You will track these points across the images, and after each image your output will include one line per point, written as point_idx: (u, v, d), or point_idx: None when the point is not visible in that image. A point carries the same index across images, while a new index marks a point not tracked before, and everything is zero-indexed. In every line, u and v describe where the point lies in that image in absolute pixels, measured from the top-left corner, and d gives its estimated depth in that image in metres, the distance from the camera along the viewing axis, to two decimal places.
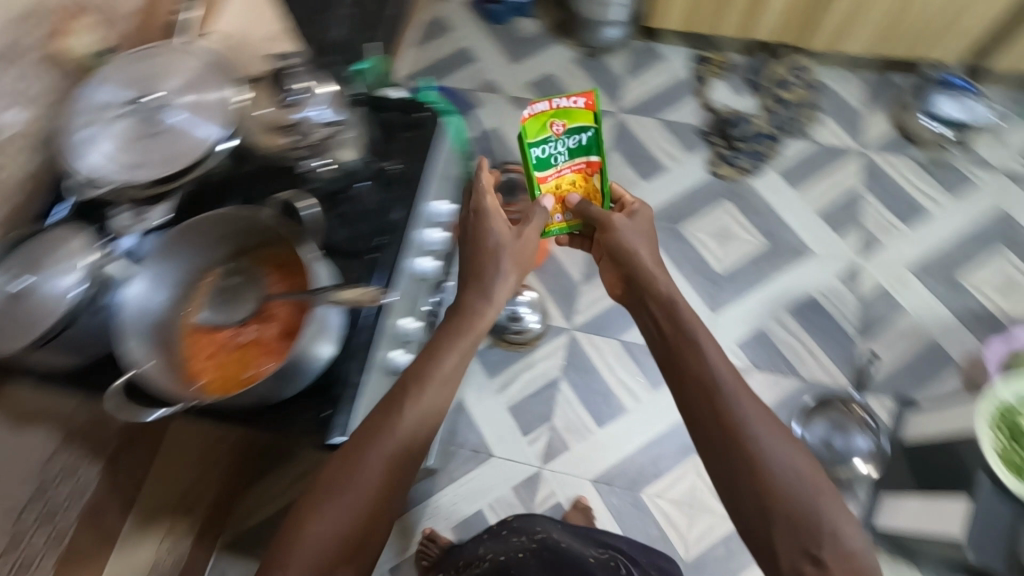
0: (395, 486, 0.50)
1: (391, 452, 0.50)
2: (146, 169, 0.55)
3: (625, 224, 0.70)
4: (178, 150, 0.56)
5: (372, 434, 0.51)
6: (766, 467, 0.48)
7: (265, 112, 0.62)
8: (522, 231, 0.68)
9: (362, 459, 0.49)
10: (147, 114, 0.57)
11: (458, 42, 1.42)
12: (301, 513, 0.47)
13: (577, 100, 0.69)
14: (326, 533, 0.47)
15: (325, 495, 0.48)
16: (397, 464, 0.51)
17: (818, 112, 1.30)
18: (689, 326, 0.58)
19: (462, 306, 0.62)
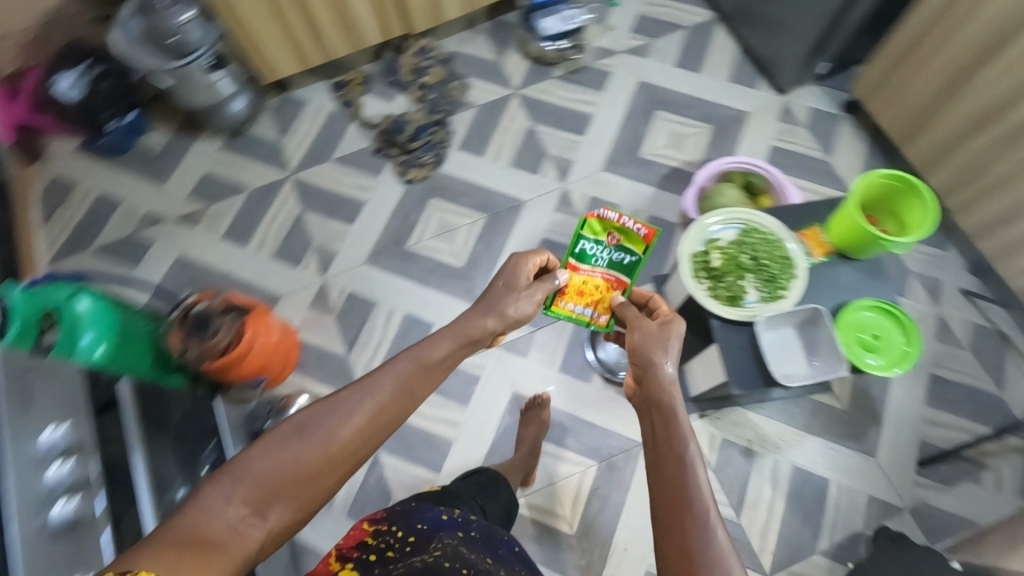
0: (381, 433, 0.66)
1: (395, 398, 0.67)
2: None
3: (650, 332, 0.81)
4: None
5: (386, 385, 0.67)
6: (677, 484, 0.64)
7: None
8: (539, 283, 0.86)
9: (375, 400, 0.66)
10: None
11: (316, 112, 1.60)
12: (330, 413, 0.63)
13: (639, 230, 0.93)
14: (326, 441, 0.62)
15: (348, 399, 0.64)
16: (391, 408, 0.66)
17: (579, 115, 1.55)
18: (665, 398, 0.72)
19: (463, 336, 0.76)
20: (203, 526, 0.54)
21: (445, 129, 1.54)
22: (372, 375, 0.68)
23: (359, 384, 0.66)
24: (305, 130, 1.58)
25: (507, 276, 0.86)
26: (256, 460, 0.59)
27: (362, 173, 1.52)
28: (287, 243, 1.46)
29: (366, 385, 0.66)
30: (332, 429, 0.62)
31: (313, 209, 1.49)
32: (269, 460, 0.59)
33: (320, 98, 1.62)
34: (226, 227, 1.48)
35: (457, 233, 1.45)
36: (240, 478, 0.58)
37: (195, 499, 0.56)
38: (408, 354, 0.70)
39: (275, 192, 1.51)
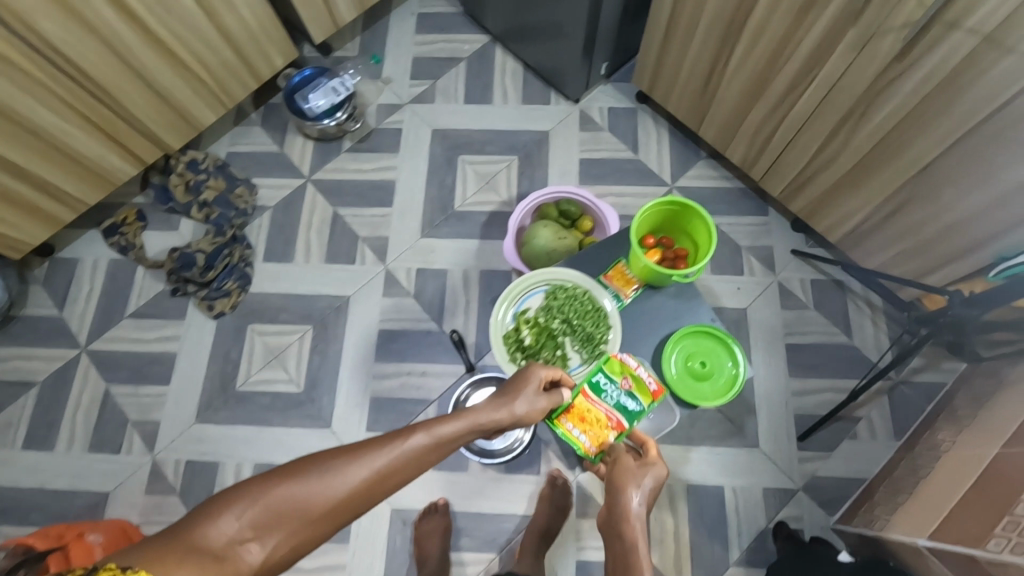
0: (385, 491, 0.56)
1: (413, 466, 0.58)
2: None
3: (625, 466, 0.76)
4: None
5: (412, 451, 0.57)
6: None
7: None
8: (545, 398, 0.74)
9: (399, 464, 0.56)
10: None
11: (92, 268, 1.41)
12: (350, 461, 0.54)
13: (651, 384, 0.86)
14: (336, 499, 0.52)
15: (378, 449, 0.55)
16: (401, 475, 0.57)
17: (375, 186, 1.44)
18: (631, 530, 0.67)
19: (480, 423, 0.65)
20: (203, 537, 0.48)
21: (242, 244, 1.39)
22: (406, 435, 0.57)
23: (390, 436, 0.57)
24: (88, 293, 1.39)
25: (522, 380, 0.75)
26: (269, 496, 0.51)
27: (163, 322, 1.35)
28: (99, 430, 1.28)
29: (394, 443, 0.57)
30: (346, 491, 0.53)
31: (119, 382, 1.31)
32: (275, 506, 0.51)
33: (94, 251, 1.43)
34: (24, 434, 1.28)
35: (286, 355, 1.32)
36: (258, 496, 0.50)
37: (201, 513, 0.50)
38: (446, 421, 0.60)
39: (70, 375, 1.32)
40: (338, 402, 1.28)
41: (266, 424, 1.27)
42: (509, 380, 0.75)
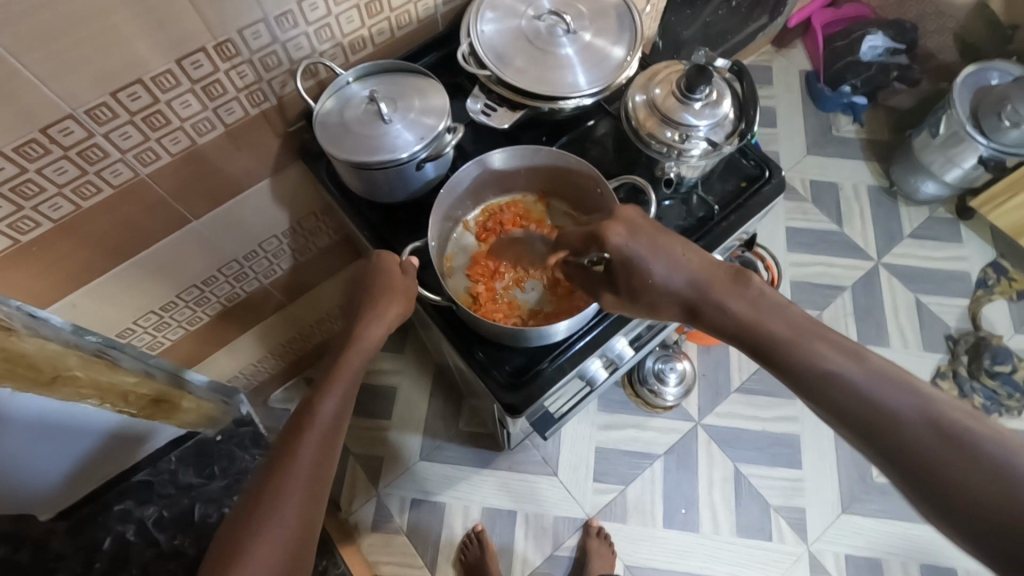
0: (313, 492, 0.52)
1: (335, 430, 0.55)
2: (542, 39, 0.67)
3: (394, 271, 0.60)
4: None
5: (307, 423, 0.54)
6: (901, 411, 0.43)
7: (653, 106, 0.60)
8: (534, 354, 0.64)
9: (289, 457, 0.52)
10: (534, 5, 0.69)
11: (956, 254, 1.46)
12: (258, 485, 0.51)
13: None
14: (246, 529, 0.48)
15: (283, 472, 0.51)
16: (313, 468, 0.53)
17: None
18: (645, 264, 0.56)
19: (366, 343, 0.59)
20: (250, 543, 0.48)
21: (1020, 407, 1.32)
22: (304, 419, 0.54)
23: (295, 433, 0.53)
24: (932, 256, 1.46)
25: (371, 275, 0.61)
26: (256, 499, 0.50)
27: (915, 329, 1.40)
28: (810, 285, 1.44)
29: (303, 427, 0.54)
30: (288, 517, 0.50)
31: (852, 298, 1.42)
32: (249, 508, 0.50)
33: (975, 256, 1.46)
34: (799, 224, 1.50)
35: None
36: (249, 506, 0.50)
37: (251, 505, 0.50)
38: (323, 376, 0.57)
39: (854, 254, 1.47)
40: (870, 523, 1.22)
41: (836, 442, 1.28)
42: (358, 271, 0.63)
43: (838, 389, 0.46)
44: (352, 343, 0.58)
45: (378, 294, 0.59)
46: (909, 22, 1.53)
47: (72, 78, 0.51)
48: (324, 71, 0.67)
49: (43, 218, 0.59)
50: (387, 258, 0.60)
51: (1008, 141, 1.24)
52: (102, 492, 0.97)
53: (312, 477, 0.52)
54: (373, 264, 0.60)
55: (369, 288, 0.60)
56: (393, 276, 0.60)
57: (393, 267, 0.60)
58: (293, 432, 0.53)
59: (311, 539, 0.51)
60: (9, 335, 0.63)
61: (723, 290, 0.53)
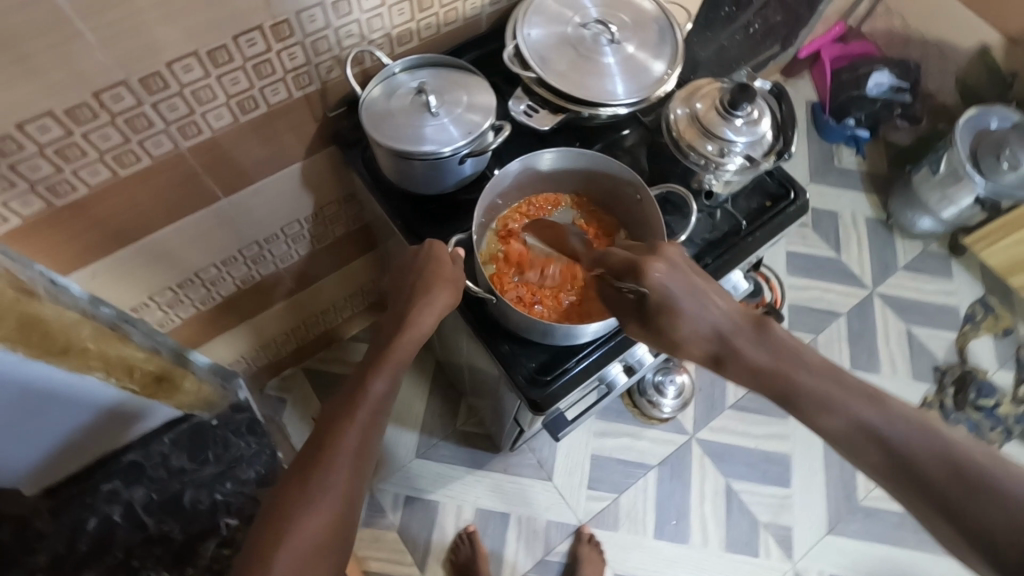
0: (359, 469, 0.52)
1: (383, 410, 0.55)
2: (586, 46, 0.69)
3: (444, 260, 0.60)
4: (620, 9, 0.72)
5: (357, 402, 0.54)
6: (840, 417, 0.48)
7: (694, 120, 0.62)
8: (560, 353, 0.65)
9: (339, 433, 0.52)
10: (579, 13, 0.70)
11: (946, 288, 1.51)
12: (307, 458, 0.51)
13: None
14: (294, 499, 0.49)
15: (333, 448, 0.52)
16: (361, 446, 0.53)
17: None
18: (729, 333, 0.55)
19: (418, 329, 0.58)
20: (299, 514, 0.48)
21: (1001, 439, 1.36)
22: (354, 397, 0.55)
23: (345, 410, 0.54)
24: (924, 288, 1.51)
25: (424, 261, 0.61)
26: (306, 471, 0.50)
27: (905, 358, 1.44)
28: (806, 309, 1.47)
29: (355, 404, 0.54)
30: (336, 492, 0.50)
31: (846, 325, 1.46)
32: (299, 479, 0.50)
33: (964, 291, 1.51)
34: (799, 249, 1.54)
35: None
36: (299, 478, 0.50)
37: (300, 477, 0.50)
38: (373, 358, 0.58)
39: (850, 282, 1.50)
40: (853, 544, 1.24)
41: (824, 463, 1.31)
42: (403, 258, 0.63)
43: (789, 388, 0.51)
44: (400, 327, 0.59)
45: (429, 280, 0.59)
46: (914, 62, 1.59)
47: (131, 45, 0.51)
48: (369, 60, 0.68)
49: (81, 183, 0.58)
50: (437, 247, 0.61)
51: (1005, 183, 1.31)
52: (94, 471, 0.95)
53: (360, 454, 0.52)
54: (424, 251, 0.61)
55: (418, 273, 0.60)
56: (443, 264, 0.60)
57: (444, 257, 0.60)
58: (344, 408, 0.54)
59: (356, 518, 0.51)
60: (30, 299, 0.61)
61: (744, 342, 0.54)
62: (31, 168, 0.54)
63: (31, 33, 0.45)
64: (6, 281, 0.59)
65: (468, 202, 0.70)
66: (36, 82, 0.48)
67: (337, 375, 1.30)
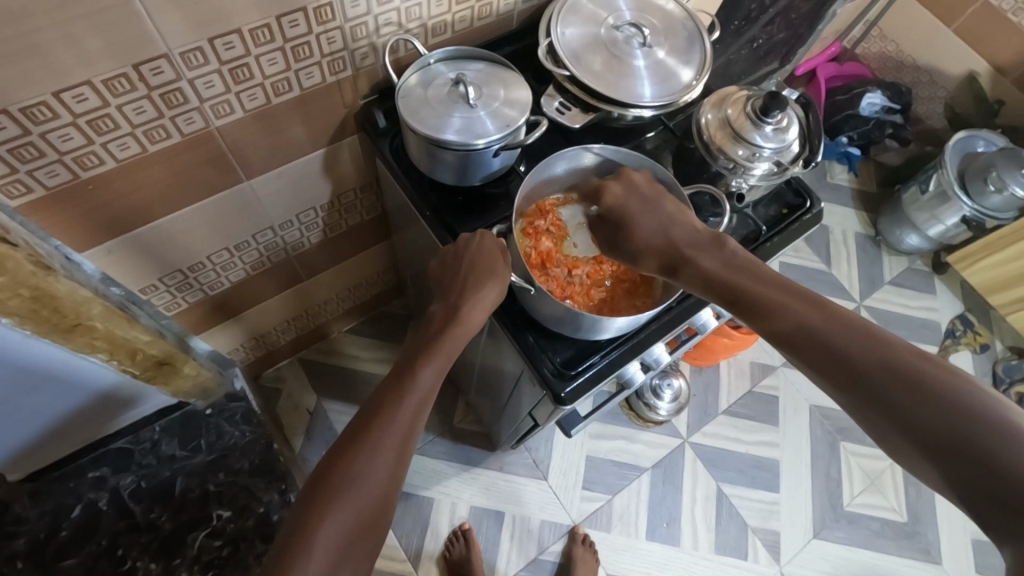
0: (403, 456, 0.52)
1: (427, 400, 0.55)
2: (617, 48, 0.70)
3: (492, 255, 0.60)
4: (650, 14, 0.73)
5: (404, 388, 0.54)
6: (869, 365, 0.46)
7: (724, 123, 0.64)
8: (580, 346, 0.66)
9: (386, 418, 0.52)
10: (611, 16, 0.72)
11: (929, 305, 1.57)
12: (352, 438, 0.51)
13: None
14: (337, 478, 0.49)
15: (379, 431, 0.51)
16: (405, 432, 0.53)
17: None
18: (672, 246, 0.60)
19: (469, 325, 0.59)
20: (340, 494, 0.48)
21: None
22: (402, 382, 0.55)
23: (393, 394, 0.54)
24: (908, 304, 1.56)
25: (474, 255, 0.61)
26: (350, 451, 0.50)
27: None
28: None
29: (402, 391, 0.54)
30: (377, 477, 0.49)
31: None
32: (344, 458, 0.50)
33: (945, 308, 1.57)
34: (792, 261, 1.57)
35: (873, 492, 1.33)
36: (343, 454, 0.50)
37: (343, 455, 0.50)
38: (422, 346, 0.58)
39: (839, 294, 1.55)
40: (837, 549, 1.28)
41: (812, 470, 1.34)
42: (446, 249, 0.63)
43: (810, 335, 0.50)
44: (450, 317, 0.59)
45: (480, 274, 0.60)
46: (906, 85, 1.65)
47: (178, 18, 0.50)
48: (403, 49, 0.68)
49: (109, 156, 0.57)
50: (487, 240, 0.61)
51: (989, 205, 1.36)
52: (82, 454, 0.92)
53: (404, 440, 0.52)
54: (474, 243, 0.61)
55: (467, 267, 0.60)
56: (494, 259, 0.60)
57: (495, 251, 0.61)
58: (391, 392, 0.54)
59: (392, 504, 0.50)
60: (48, 274, 0.60)
61: (700, 251, 0.59)
62: (61, 138, 0.52)
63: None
64: (27, 255, 0.57)
65: (495, 195, 0.70)
66: (80, 49, 0.47)
67: (334, 368, 1.29)
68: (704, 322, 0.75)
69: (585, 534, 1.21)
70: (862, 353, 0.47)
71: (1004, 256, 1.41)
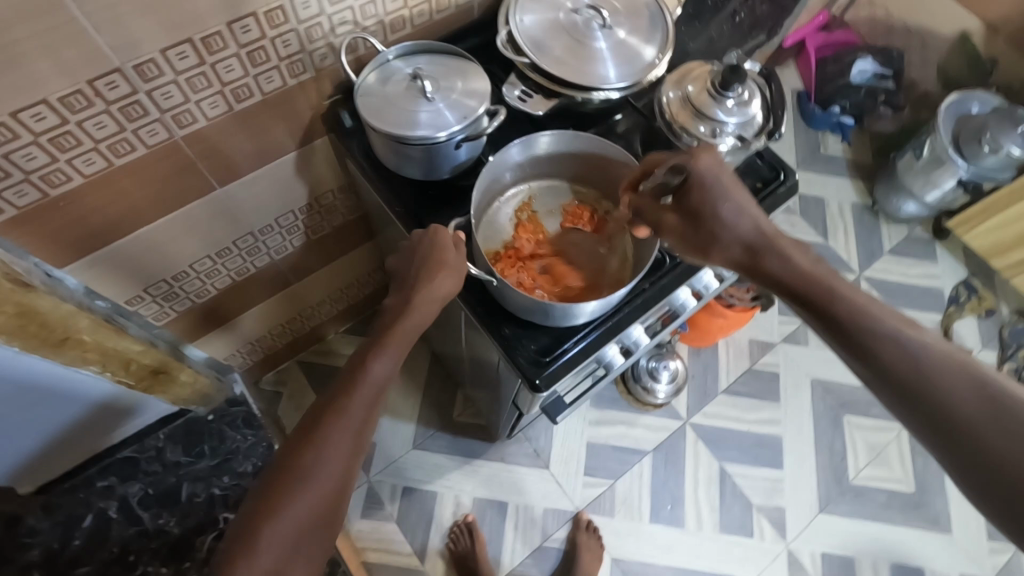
0: (354, 451, 0.54)
1: (381, 390, 0.57)
2: (578, 31, 0.69)
3: (442, 247, 0.61)
4: None
5: (355, 383, 0.55)
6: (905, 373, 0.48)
7: (686, 101, 0.63)
8: (556, 334, 0.66)
9: (336, 413, 0.53)
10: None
11: (931, 272, 1.54)
12: (304, 435, 0.53)
13: None
14: (288, 476, 0.50)
15: (328, 427, 0.53)
16: (356, 427, 0.54)
17: None
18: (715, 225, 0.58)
19: (419, 314, 0.59)
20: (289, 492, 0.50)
21: None
22: (354, 376, 0.56)
23: (344, 388, 0.55)
24: (908, 272, 1.54)
25: (430, 246, 0.61)
26: (300, 449, 0.52)
27: None
28: None
29: (353, 383, 0.55)
30: (326, 474, 0.51)
31: None
32: (294, 456, 0.51)
33: (947, 274, 1.54)
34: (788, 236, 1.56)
35: (879, 464, 1.32)
36: (293, 453, 0.51)
37: (293, 453, 0.52)
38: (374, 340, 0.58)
39: (838, 267, 1.53)
40: (844, 523, 1.27)
41: (815, 446, 1.33)
42: (405, 244, 0.64)
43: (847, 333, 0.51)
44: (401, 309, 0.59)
45: (429, 266, 0.60)
46: (896, 50, 1.62)
47: (128, 30, 0.51)
48: (363, 48, 0.68)
49: (76, 173, 0.58)
50: (439, 234, 0.61)
51: (985, 165, 1.33)
52: (87, 466, 0.94)
53: (355, 434, 0.54)
54: (426, 237, 0.62)
55: (418, 260, 0.61)
56: (447, 250, 0.61)
57: (446, 242, 0.61)
58: (343, 387, 0.55)
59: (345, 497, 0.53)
60: (29, 290, 0.61)
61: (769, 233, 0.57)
62: (26, 158, 0.54)
63: (26, 18, 0.45)
64: (2, 273, 0.58)
65: (465, 187, 0.71)
66: (34, 67, 0.48)
67: (332, 369, 1.30)
68: (684, 302, 0.75)
69: (588, 519, 1.22)
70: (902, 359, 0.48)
71: (1005, 218, 1.41)
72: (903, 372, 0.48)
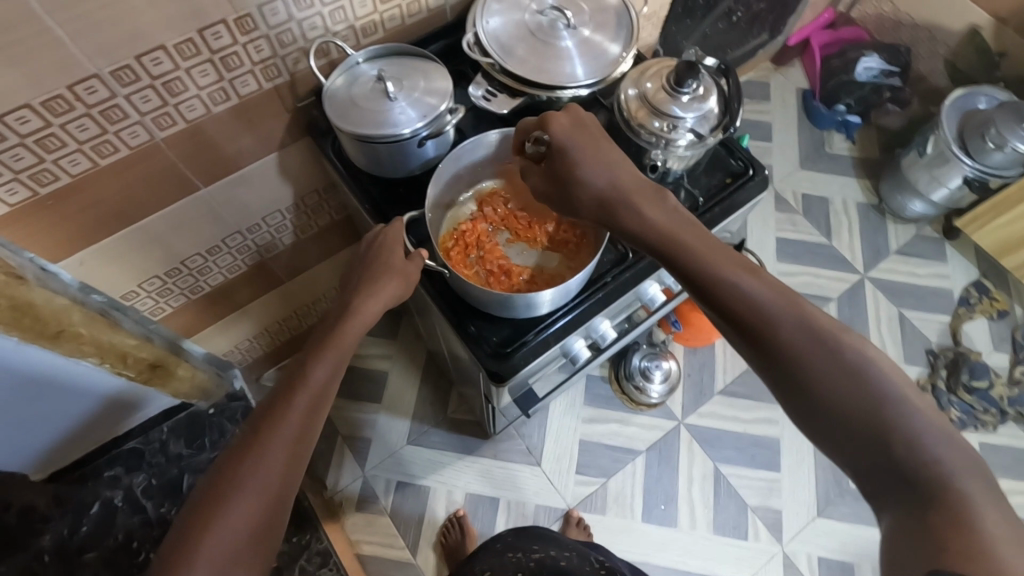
0: (296, 455, 0.54)
1: (323, 394, 0.58)
2: (543, 30, 0.71)
3: (390, 256, 0.64)
4: None
5: (295, 389, 0.57)
6: (809, 348, 0.46)
7: (644, 98, 0.65)
8: (519, 324, 0.68)
9: (276, 419, 0.55)
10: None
11: (939, 272, 1.50)
12: (246, 440, 0.53)
13: None
14: (227, 480, 0.51)
15: (268, 433, 0.53)
16: (298, 430, 0.55)
17: None
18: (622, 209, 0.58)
19: (362, 317, 0.62)
20: (227, 498, 0.50)
21: (994, 421, 1.35)
22: (296, 382, 0.57)
23: (286, 393, 0.56)
24: (916, 271, 1.50)
25: (374, 258, 0.65)
26: (237, 457, 0.52)
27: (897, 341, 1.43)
28: None
29: (295, 388, 0.57)
30: (265, 479, 0.52)
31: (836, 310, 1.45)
32: (232, 463, 0.52)
33: (957, 274, 1.50)
34: (790, 235, 1.54)
35: None
36: (232, 462, 0.52)
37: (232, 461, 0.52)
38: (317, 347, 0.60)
39: (841, 266, 1.51)
40: (842, 526, 1.24)
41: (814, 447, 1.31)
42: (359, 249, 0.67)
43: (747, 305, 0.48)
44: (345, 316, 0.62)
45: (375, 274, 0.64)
46: (903, 47, 1.59)
47: (102, 38, 0.54)
48: (334, 51, 0.71)
49: (63, 172, 0.62)
50: (386, 237, 0.65)
51: (992, 163, 1.29)
52: (95, 458, 0.99)
53: (296, 438, 0.54)
54: (374, 246, 0.66)
55: (369, 267, 0.65)
56: (397, 259, 0.65)
57: (394, 250, 0.65)
58: (285, 393, 0.56)
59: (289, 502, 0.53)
60: (19, 283, 0.65)
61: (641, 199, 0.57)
62: (14, 158, 0.58)
63: (5, 27, 0.49)
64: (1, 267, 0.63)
65: None
66: (17, 74, 0.52)
67: None
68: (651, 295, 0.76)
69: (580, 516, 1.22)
70: (791, 326, 0.47)
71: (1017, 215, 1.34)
72: (806, 341, 0.46)
